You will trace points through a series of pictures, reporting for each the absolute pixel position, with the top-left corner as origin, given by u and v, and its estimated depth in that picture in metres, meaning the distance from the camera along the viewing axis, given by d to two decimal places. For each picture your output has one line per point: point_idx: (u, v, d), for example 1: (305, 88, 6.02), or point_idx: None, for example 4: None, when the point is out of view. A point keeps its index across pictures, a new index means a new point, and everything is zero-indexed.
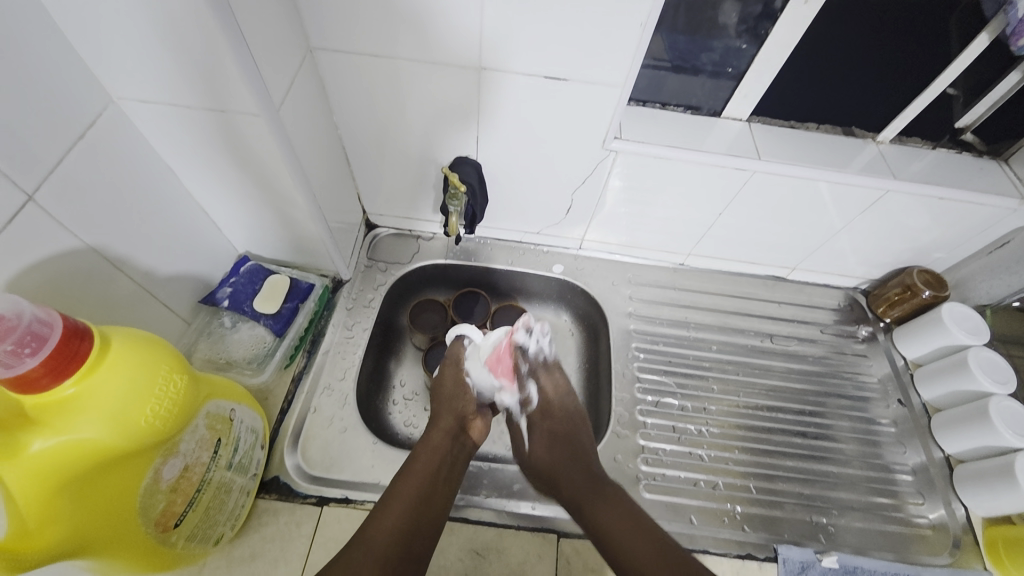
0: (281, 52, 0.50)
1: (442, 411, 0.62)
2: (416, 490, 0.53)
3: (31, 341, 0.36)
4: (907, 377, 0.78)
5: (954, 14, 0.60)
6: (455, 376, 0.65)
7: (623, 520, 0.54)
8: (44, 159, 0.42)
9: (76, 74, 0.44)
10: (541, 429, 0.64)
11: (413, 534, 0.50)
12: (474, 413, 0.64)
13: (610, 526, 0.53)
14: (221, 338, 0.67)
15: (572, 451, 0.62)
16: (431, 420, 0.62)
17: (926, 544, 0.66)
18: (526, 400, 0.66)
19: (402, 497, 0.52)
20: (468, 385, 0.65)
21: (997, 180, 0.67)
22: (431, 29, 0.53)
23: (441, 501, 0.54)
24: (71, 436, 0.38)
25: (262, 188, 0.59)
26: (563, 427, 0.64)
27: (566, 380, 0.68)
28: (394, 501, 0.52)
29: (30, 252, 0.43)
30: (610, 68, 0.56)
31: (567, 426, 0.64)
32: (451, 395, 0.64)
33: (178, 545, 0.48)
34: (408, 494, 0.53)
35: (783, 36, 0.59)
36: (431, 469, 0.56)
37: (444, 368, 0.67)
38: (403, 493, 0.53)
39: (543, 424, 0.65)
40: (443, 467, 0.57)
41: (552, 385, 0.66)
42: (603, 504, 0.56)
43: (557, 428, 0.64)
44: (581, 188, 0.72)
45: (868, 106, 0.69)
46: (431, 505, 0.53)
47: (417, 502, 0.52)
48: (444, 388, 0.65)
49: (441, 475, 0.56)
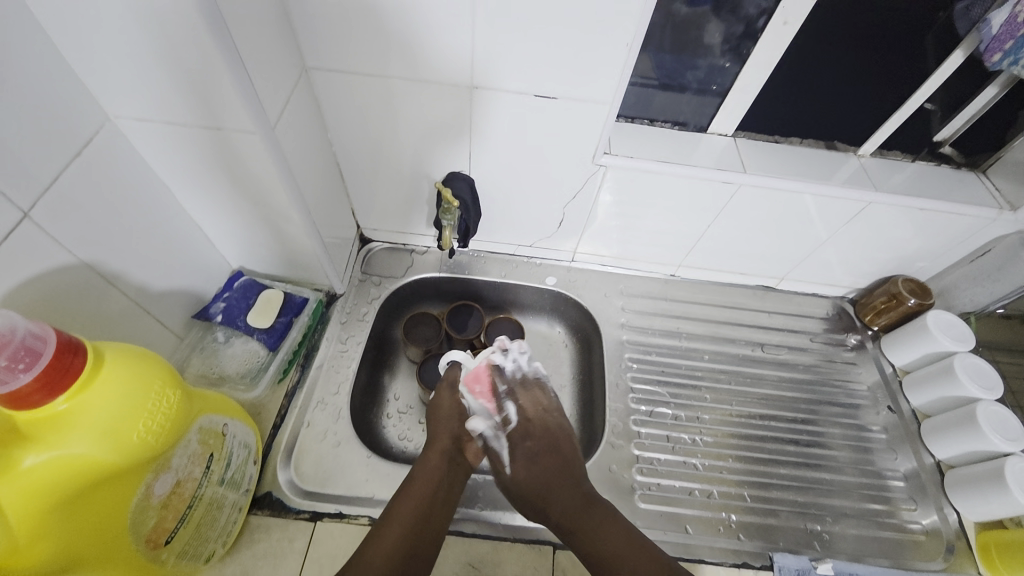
0: (276, 71, 0.51)
1: (438, 432, 0.61)
2: (412, 513, 0.52)
3: (26, 356, 0.36)
4: (896, 384, 0.79)
5: (931, 32, 0.62)
6: (451, 399, 0.64)
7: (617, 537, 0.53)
8: (40, 177, 0.43)
9: (73, 93, 0.45)
10: (523, 450, 0.61)
11: (409, 557, 0.49)
12: (471, 434, 0.62)
13: (606, 545, 0.53)
14: (214, 353, 0.67)
15: (561, 477, 0.58)
16: (428, 441, 0.61)
17: (920, 549, 0.66)
18: (505, 420, 0.63)
19: (398, 520, 0.51)
20: (465, 407, 0.64)
21: (976, 190, 0.69)
22: (422, 50, 0.55)
23: (438, 523, 0.53)
24: (64, 451, 0.38)
25: (256, 203, 0.59)
26: (551, 439, 0.62)
27: (548, 400, 0.66)
28: (390, 523, 0.51)
29: (25, 269, 0.43)
30: (598, 86, 0.57)
31: (552, 440, 0.62)
32: (449, 416, 0.63)
33: (169, 562, 0.48)
34: (405, 516, 0.52)
35: (764, 58, 0.61)
36: (428, 490, 0.55)
37: (440, 391, 0.65)
38: (399, 515, 0.52)
39: (529, 437, 0.62)
40: (440, 489, 0.56)
41: (531, 403, 0.65)
42: (601, 525, 0.54)
43: (544, 440, 0.62)
44: (572, 202, 0.73)
45: (849, 120, 0.71)
46: (427, 527, 0.52)
47: (413, 524, 0.51)
48: (442, 408, 0.64)
49: (438, 495, 0.55)
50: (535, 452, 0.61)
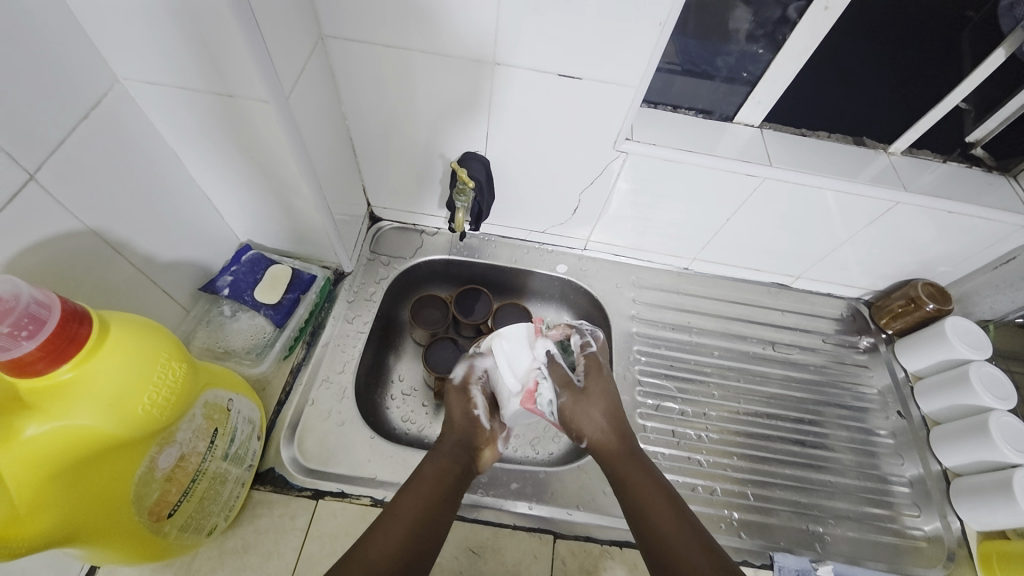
0: (293, 38, 0.50)
1: (453, 436, 0.60)
2: (418, 511, 0.51)
3: (29, 323, 0.35)
4: (907, 389, 0.78)
5: (966, 30, 0.60)
6: (463, 407, 0.62)
7: (674, 526, 0.51)
8: (47, 139, 0.42)
9: (81, 50, 0.43)
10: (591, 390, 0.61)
11: (416, 558, 0.48)
12: (486, 441, 0.61)
13: (662, 523, 0.51)
14: (220, 327, 0.66)
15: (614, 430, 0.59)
16: (437, 441, 0.60)
17: (921, 556, 0.65)
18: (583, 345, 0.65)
19: (402, 518, 0.50)
20: (478, 416, 0.62)
21: (1005, 195, 0.67)
22: (443, 26, 0.53)
23: (442, 524, 0.52)
24: (66, 422, 0.37)
25: (267, 175, 0.58)
26: (608, 388, 0.62)
27: (594, 393, 0.61)
28: (395, 521, 0.50)
29: (28, 233, 0.42)
30: (624, 68, 0.55)
31: (612, 400, 0.61)
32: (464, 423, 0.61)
33: (171, 535, 0.47)
34: (410, 516, 0.50)
35: (802, 44, 0.59)
36: (434, 489, 0.54)
37: (454, 399, 0.64)
38: (405, 514, 0.50)
39: (592, 373, 0.62)
40: (446, 489, 0.54)
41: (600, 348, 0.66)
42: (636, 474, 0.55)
43: (604, 384, 0.62)
44: (588, 188, 0.71)
45: (879, 116, 0.69)
46: (433, 526, 0.51)
47: (418, 523, 0.50)
48: (454, 418, 0.62)
49: (446, 496, 0.54)
50: (596, 410, 0.60)
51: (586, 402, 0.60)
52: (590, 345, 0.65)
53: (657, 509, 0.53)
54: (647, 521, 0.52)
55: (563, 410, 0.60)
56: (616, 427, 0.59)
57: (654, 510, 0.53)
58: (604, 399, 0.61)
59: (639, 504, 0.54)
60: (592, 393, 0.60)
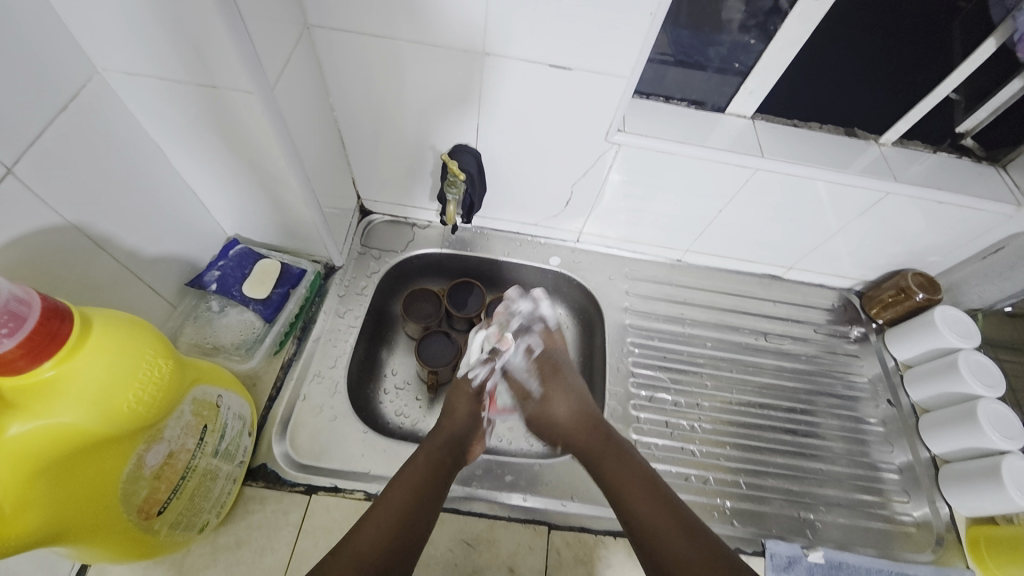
0: (277, 26, 0.48)
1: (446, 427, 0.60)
2: (409, 502, 0.51)
3: (9, 321, 0.34)
4: (897, 378, 0.79)
5: (958, 19, 0.60)
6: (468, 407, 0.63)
7: (651, 505, 0.53)
8: (24, 131, 0.40)
9: (58, 39, 0.42)
10: (554, 392, 0.65)
11: (404, 549, 0.48)
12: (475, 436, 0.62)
13: (642, 508, 0.53)
14: (208, 323, 0.65)
15: (586, 419, 0.62)
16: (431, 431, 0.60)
17: (910, 541, 0.66)
18: (530, 348, 0.69)
19: (393, 509, 0.50)
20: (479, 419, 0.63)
21: (995, 185, 0.67)
22: (433, 17, 0.52)
23: (431, 515, 0.52)
24: (50, 420, 0.37)
25: (254, 168, 0.57)
26: (570, 386, 0.66)
27: (559, 398, 0.65)
28: (386, 511, 0.50)
29: (7, 229, 0.41)
30: (615, 58, 0.54)
31: (577, 397, 0.65)
32: (461, 417, 0.62)
33: (162, 533, 0.47)
34: (401, 506, 0.51)
35: (793, 33, 0.58)
36: (425, 479, 0.54)
37: (454, 400, 0.64)
38: (396, 504, 0.51)
39: (551, 376, 0.67)
40: (437, 480, 0.54)
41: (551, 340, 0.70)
42: (613, 459, 0.58)
43: (564, 382, 0.66)
44: (581, 180, 0.71)
45: (870, 107, 0.68)
46: (423, 517, 0.51)
47: (409, 513, 0.50)
48: (456, 414, 0.62)
49: (437, 487, 0.54)
50: (558, 406, 0.64)
51: (552, 394, 0.65)
52: (535, 346, 0.69)
53: (634, 492, 0.54)
54: (625, 501, 0.54)
55: (534, 418, 0.66)
56: (583, 418, 0.63)
57: (633, 490, 0.55)
58: (565, 396, 0.65)
59: (618, 487, 0.56)
60: (553, 397, 0.65)
